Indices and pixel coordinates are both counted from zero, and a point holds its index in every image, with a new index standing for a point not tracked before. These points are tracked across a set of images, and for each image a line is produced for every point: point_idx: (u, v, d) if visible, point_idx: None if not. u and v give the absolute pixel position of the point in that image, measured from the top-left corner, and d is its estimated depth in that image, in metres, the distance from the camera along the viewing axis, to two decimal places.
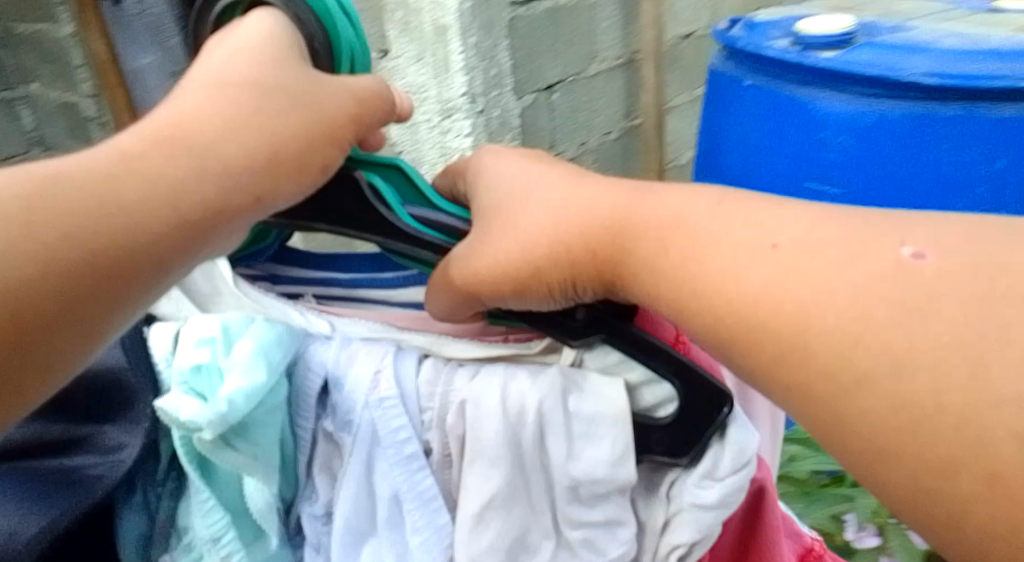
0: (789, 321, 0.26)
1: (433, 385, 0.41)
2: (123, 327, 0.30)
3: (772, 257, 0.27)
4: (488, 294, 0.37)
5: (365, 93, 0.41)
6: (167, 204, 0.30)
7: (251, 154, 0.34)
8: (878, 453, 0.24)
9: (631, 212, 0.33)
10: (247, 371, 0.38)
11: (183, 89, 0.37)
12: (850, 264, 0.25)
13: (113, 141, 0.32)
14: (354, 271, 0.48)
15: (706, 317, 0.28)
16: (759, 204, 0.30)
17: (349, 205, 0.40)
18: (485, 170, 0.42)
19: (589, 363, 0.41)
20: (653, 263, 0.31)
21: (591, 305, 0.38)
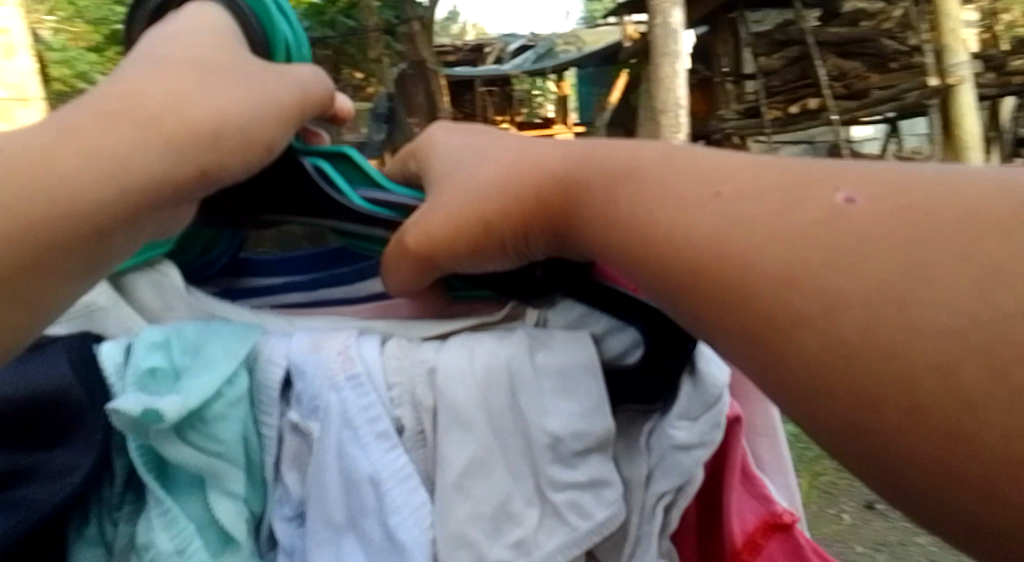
0: (734, 262, 0.27)
1: (403, 362, 0.41)
2: (70, 302, 0.32)
3: (716, 204, 0.28)
4: (444, 257, 0.37)
5: (313, 83, 0.41)
6: (104, 173, 0.30)
7: (193, 124, 0.33)
8: (813, 389, 0.25)
9: (580, 168, 0.34)
10: (211, 360, 0.39)
11: (125, 68, 0.36)
12: (786, 212, 0.26)
13: (73, 107, 0.33)
14: (311, 271, 0.48)
15: (663, 264, 0.29)
16: (705, 156, 0.31)
17: (306, 194, 0.41)
18: (434, 146, 0.42)
19: (553, 322, 0.42)
20: (606, 216, 0.32)
21: (546, 262, 0.40)
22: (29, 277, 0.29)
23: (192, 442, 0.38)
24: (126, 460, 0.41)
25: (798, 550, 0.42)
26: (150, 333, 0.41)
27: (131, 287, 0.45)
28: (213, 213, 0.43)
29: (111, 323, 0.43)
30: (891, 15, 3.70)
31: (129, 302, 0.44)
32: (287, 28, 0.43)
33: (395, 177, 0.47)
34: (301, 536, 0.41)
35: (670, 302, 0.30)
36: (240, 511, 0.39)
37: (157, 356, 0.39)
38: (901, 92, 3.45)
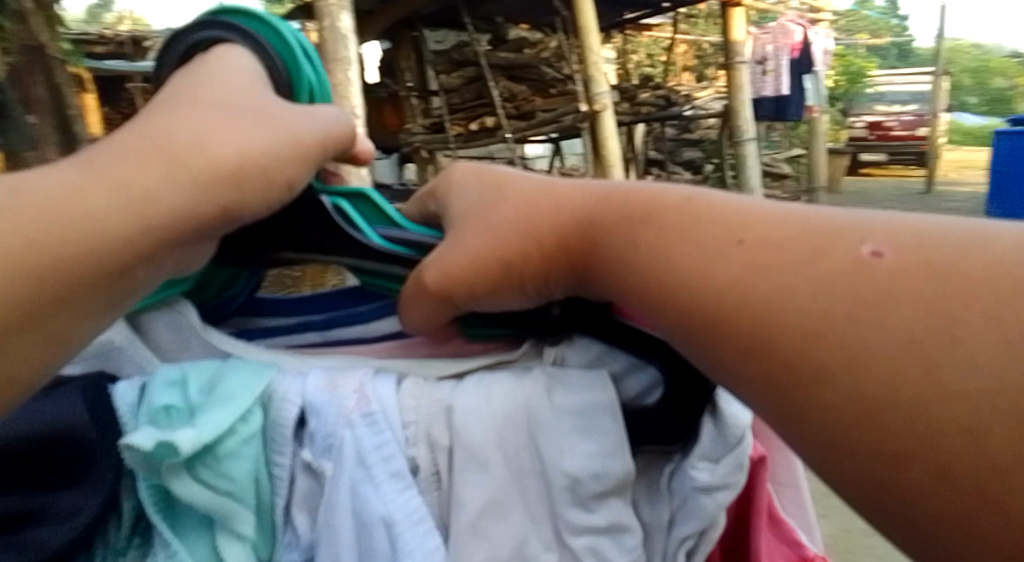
0: (757, 307, 0.26)
1: (421, 402, 0.40)
2: (96, 335, 0.33)
3: (737, 252, 0.28)
4: (461, 297, 0.37)
5: (337, 120, 0.40)
6: (133, 213, 0.31)
7: (219, 165, 0.34)
8: (833, 439, 0.24)
9: (600, 208, 0.34)
10: (227, 395, 0.39)
11: (152, 110, 0.37)
12: (811, 259, 0.26)
13: (104, 146, 0.34)
14: (327, 309, 0.48)
15: (683, 305, 0.29)
16: (728, 200, 0.31)
17: (324, 235, 0.41)
18: (452, 186, 0.43)
19: (572, 360, 0.41)
20: (625, 256, 0.32)
21: (564, 301, 0.40)
22: (54, 312, 0.30)
23: (202, 479, 0.38)
24: (134, 502, 0.40)
25: None
26: (165, 371, 0.41)
27: (148, 326, 0.44)
28: (230, 252, 0.43)
29: (128, 367, 0.43)
30: (546, 47, 4.29)
31: (145, 339, 0.44)
32: (311, 71, 0.44)
33: (414, 217, 0.47)
34: None
35: (690, 347, 0.29)
36: (249, 554, 0.39)
37: (172, 394, 0.39)
38: (560, 116, 3.43)
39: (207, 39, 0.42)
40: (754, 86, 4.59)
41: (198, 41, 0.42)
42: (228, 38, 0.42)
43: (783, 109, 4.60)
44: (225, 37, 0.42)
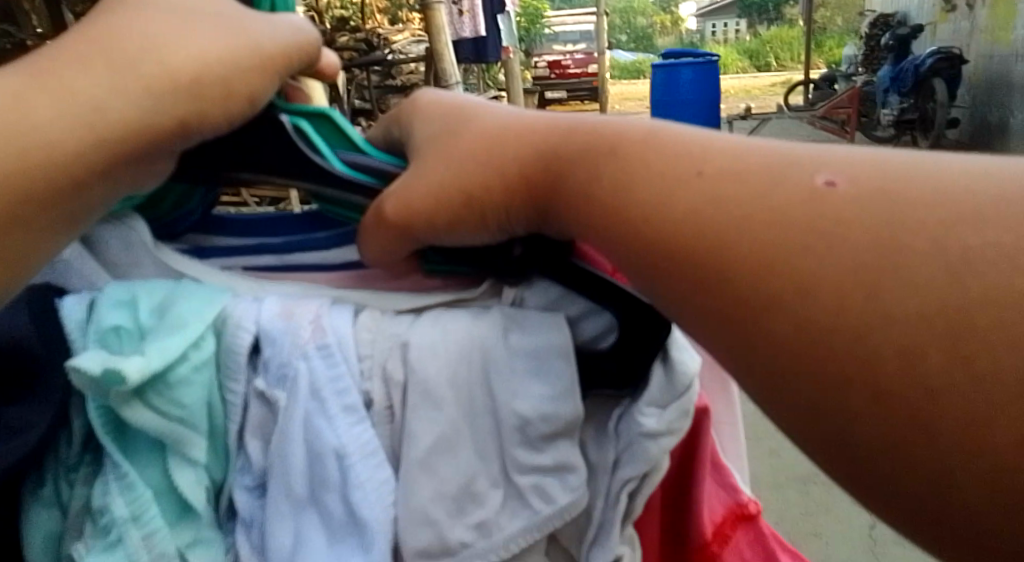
0: (709, 238, 0.26)
1: (377, 335, 0.40)
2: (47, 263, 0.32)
3: (698, 182, 0.28)
4: (422, 229, 0.37)
5: (305, 30, 0.37)
6: (83, 124, 0.30)
7: (172, 75, 0.32)
8: (775, 371, 0.25)
9: (560, 147, 0.33)
10: (180, 320, 0.38)
11: (99, 12, 0.35)
12: (760, 195, 0.26)
13: (53, 48, 0.33)
14: (285, 234, 0.47)
15: (643, 240, 0.29)
16: (692, 135, 0.31)
17: (280, 151, 0.39)
18: (417, 112, 0.42)
19: (530, 301, 0.41)
20: (584, 193, 0.31)
21: (525, 238, 0.39)
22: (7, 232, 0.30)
23: (154, 405, 0.37)
24: (83, 421, 0.40)
25: (761, 539, 0.43)
26: (116, 291, 0.40)
27: (99, 238, 0.43)
28: (186, 169, 0.41)
29: (73, 278, 0.43)
30: None
31: (92, 248, 0.43)
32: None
33: (377, 144, 0.46)
34: (261, 507, 0.40)
35: (642, 279, 0.29)
36: (202, 478, 0.39)
37: (123, 315, 0.38)
38: None
39: None
40: (450, 26, 4.57)
41: None
42: None
43: (479, 51, 4.61)
44: None
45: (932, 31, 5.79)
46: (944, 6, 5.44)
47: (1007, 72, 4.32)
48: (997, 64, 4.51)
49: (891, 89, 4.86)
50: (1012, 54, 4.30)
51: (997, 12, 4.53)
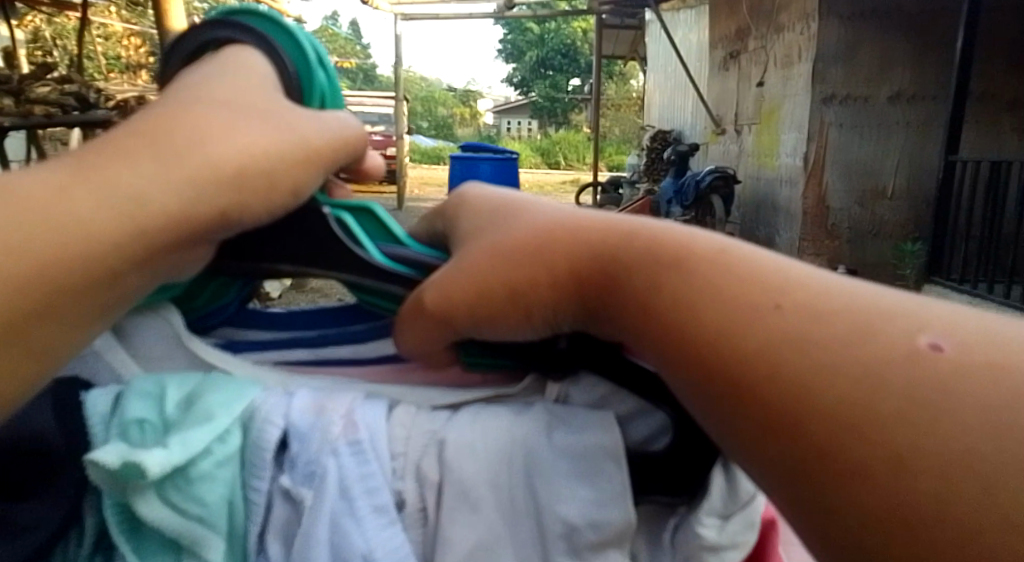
0: (789, 381, 0.25)
1: (412, 431, 0.38)
2: (75, 348, 0.31)
3: (778, 317, 0.27)
4: (462, 321, 0.37)
5: (350, 125, 0.38)
6: (125, 217, 0.30)
7: (218, 163, 0.32)
8: (863, 546, 0.23)
9: (622, 256, 0.33)
10: (208, 412, 0.36)
11: (159, 104, 0.35)
12: (858, 345, 0.25)
13: (112, 136, 0.32)
14: (320, 326, 0.47)
15: (720, 360, 0.27)
16: (762, 261, 0.30)
17: (326, 244, 0.40)
18: (463, 209, 0.44)
19: (576, 398, 0.40)
20: (650, 308, 0.31)
21: (572, 333, 0.39)
22: (33, 327, 0.29)
23: (171, 502, 0.34)
24: (97, 519, 0.37)
25: None
26: (142, 382, 0.37)
27: (131, 331, 0.41)
28: (227, 260, 0.41)
29: (96, 369, 0.41)
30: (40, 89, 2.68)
31: (121, 339, 0.41)
32: (324, 77, 0.42)
33: (421, 237, 0.48)
34: None
35: (700, 408, 0.29)
36: None
37: (148, 408, 0.36)
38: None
39: (219, 40, 0.40)
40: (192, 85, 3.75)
41: (209, 43, 0.41)
42: (240, 39, 0.40)
43: None
44: (237, 40, 0.40)
45: (706, 153, 5.33)
46: (712, 130, 5.08)
47: (772, 199, 3.92)
48: (763, 189, 4.10)
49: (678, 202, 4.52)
50: (775, 178, 3.92)
51: (760, 141, 4.16)
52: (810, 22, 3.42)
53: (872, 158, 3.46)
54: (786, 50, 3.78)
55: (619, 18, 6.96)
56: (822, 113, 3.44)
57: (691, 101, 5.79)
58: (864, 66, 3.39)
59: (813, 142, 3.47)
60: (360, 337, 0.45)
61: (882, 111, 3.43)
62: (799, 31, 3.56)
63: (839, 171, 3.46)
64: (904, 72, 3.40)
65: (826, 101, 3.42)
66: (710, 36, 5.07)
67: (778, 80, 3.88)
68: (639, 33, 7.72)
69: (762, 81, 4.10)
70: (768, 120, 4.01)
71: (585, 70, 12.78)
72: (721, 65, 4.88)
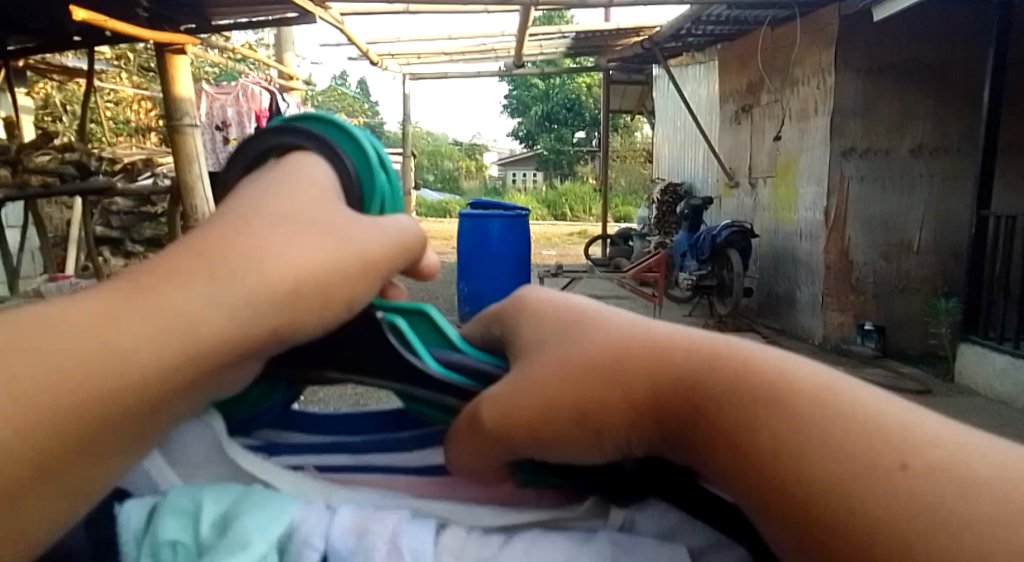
0: (918, 556, 0.21)
1: (462, 561, 0.34)
2: (113, 475, 0.29)
3: (903, 476, 0.23)
4: (522, 442, 0.34)
5: (407, 229, 0.37)
6: (180, 342, 0.28)
7: (275, 280, 0.30)
8: None
9: (701, 378, 0.30)
10: (240, 537, 0.33)
11: (219, 214, 0.34)
12: (1012, 524, 0.21)
13: (162, 258, 0.31)
14: (364, 431, 0.44)
15: (830, 517, 0.24)
16: (883, 403, 0.26)
17: (373, 349, 0.38)
18: (520, 310, 0.41)
19: (643, 526, 0.36)
20: (741, 448, 0.27)
21: (641, 457, 0.35)
22: (63, 464, 0.26)
23: None
24: None
25: None
26: (179, 496, 0.35)
27: (173, 436, 0.38)
28: (277, 365, 0.39)
29: (132, 479, 0.38)
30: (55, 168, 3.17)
31: (160, 446, 0.39)
32: (385, 179, 0.40)
33: (475, 341, 0.46)
34: None
35: None
36: None
37: (183, 528, 0.34)
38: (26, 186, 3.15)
39: (280, 146, 0.40)
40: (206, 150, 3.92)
41: (269, 151, 0.40)
42: (303, 145, 0.39)
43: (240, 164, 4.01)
44: (299, 147, 0.39)
45: (718, 208, 5.13)
46: (725, 182, 4.85)
47: (791, 253, 3.79)
48: (779, 243, 3.94)
49: (694, 257, 4.33)
50: (796, 232, 3.77)
51: (776, 194, 4.01)
52: (827, 75, 3.34)
53: (897, 214, 3.36)
54: (800, 102, 3.68)
55: (626, 73, 6.99)
56: (841, 167, 3.34)
57: (699, 155, 5.63)
58: (883, 117, 3.30)
59: (832, 196, 3.37)
60: (400, 443, 0.42)
61: (904, 165, 3.33)
62: (814, 84, 3.48)
63: (861, 225, 3.35)
64: (926, 126, 3.31)
65: (846, 155, 3.32)
66: (719, 89, 4.98)
67: (793, 134, 3.78)
68: (645, 86, 7.73)
69: (778, 134, 3.98)
70: (785, 174, 3.89)
71: (577, 126, 12.84)
72: (731, 118, 4.73)
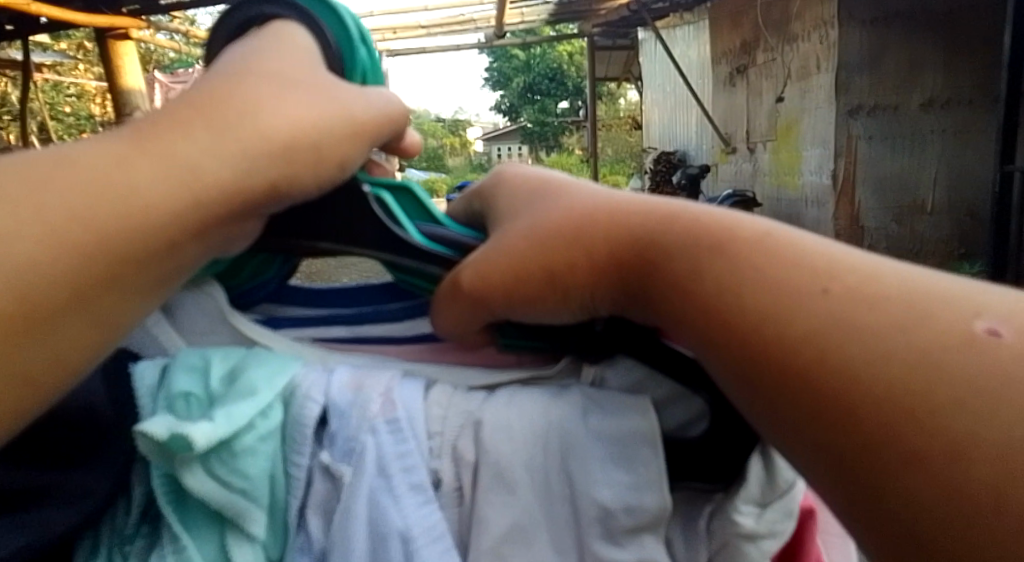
0: (842, 361, 0.26)
1: (449, 411, 0.38)
2: (140, 318, 0.32)
3: (829, 298, 0.27)
4: (498, 301, 0.37)
5: (394, 102, 0.39)
6: (179, 189, 0.30)
7: (271, 135, 0.32)
8: (912, 534, 0.24)
9: (664, 238, 0.33)
10: (252, 388, 0.36)
11: (212, 74, 0.35)
12: (909, 326, 0.26)
13: (162, 109, 0.33)
14: (358, 304, 0.47)
15: (769, 333, 0.28)
16: (816, 245, 0.31)
17: (365, 223, 0.40)
18: (498, 191, 0.44)
19: (612, 382, 0.40)
20: (689, 289, 0.31)
21: (609, 317, 0.39)
22: (88, 298, 0.29)
23: (218, 476, 0.35)
24: (144, 489, 0.37)
25: None
26: (189, 356, 0.38)
27: (176, 306, 0.42)
28: (273, 238, 0.41)
29: (142, 337, 0.41)
30: None
31: (165, 311, 0.42)
32: (366, 55, 0.42)
33: (459, 217, 0.48)
34: None
35: (743, 395, 0.29)
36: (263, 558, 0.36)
37: (195, 382, 0.37)
38: None
39: (265, 15, 0.41)
40: None
41: (256, 19, 0.41)
42: (285, 15, 0.40)
43: None
44: (281, 16, 0.40)
45: (716, 175, 4.85)
46: (722, 148, 4.60)
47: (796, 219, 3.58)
48: (785, 210, 3.73)
49: None
50: (800, 199, 3.55)
51: (778, 159, 3.78)
52: (828, 29, 3.10)
53: (907, 171, 3.09)
54: (801, 59, 3.43)
55: (608, 37, 6.65)
56: (848, 126, 3.10)
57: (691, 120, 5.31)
58: (890, 73, 3.03)
59: (841, 158, 3.12)
60: (393, 317, 0.46)
61: (914, 119, 3.06)
62: (816, 38, 3.24)
63: (871, 186, 3.09)
64: (936, 79, 3.03)
65: (851, 113, 3.07)
66: (708, 51, 4.70)
67: (795, 93, 3.53)
68: (631, 53, 7.40)
69: (779, 95, 3.71)
70: (786, 136, 3.64)
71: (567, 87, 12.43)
72: (724, 81, 4.44)
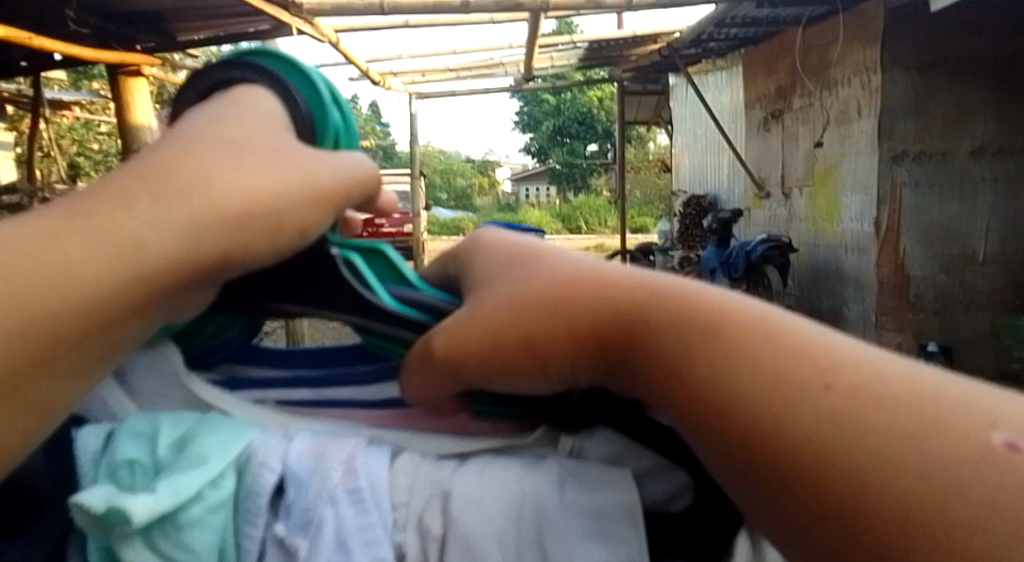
0: (834, 454, 0.24)
1: (416, 481, 0.36)
2: (80, 394, 0.30)
3: (825, 396, 0.25)
4: (472, 371, 0.35)
5: (364, 165, 0.38)
6: (122, 259, 0.29)
7: (224, 203, 0.31)
8: None
9: (649, 313, 0.32)
10: (203, 456, 0.34)
11: (170, 139, 0.34)
12: (913, 423, 0.23)
13: (112, 174, 0.32)
14: (328, 367, 0.45)
15: (760, 424, 0.26)
16: (812, 333, 0.29)
17: (333, 284, 0.39)
18: (477, 252, 0.42)
19: (590, 454, 0.38)
20: (675, 372, 0.30)
21: (586, 387, 0.36)
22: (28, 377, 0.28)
23: (160, 551, 0.32)
24: None
25: None
26: (137, 422, 0.36)
27: (127, 370, 0.40)
28: (232, 298, 0.40)
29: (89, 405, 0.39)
30: None
31: (116, 377, 0.40)
32: (338, 117, 0.41)
33: (433, 280, 0.47)
34: None
35: (733, 484, 0.28)
36: None
37: (141, 448, 0.35)
38: None
39: (228, 81, 0.40)
40: None
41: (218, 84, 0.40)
42: (254, 79, 0.40)
43: None
44: (246, 80, 0.40)
45: (749, 221, 4.78)
46: (755, 194, 4.58)
47: (837, 268, 3.51)
48: (823, 258, 3.70)
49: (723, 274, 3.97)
50: (840, 246, 3.50)
51: (816, 206, 3.77)
52: (871, 74, 3.05)
53: (956, 222, 3.02)
54: (840, 105, 3.41)
55: (639, 81, 6.72)
56: (892, 173, 3.03)
57: (725, 164, 5.29)
58: (938, 117, 2.97)
59: (884, 205, 3.05)
60: (368, 380, 0.44)
61: (962, 168, 3.00)
62: (856, 83, 3.21)
63: (917, 236, 3.02)
64: (986, 126, 2.99)
65: (896, 159, 3.00)
66: (743, 96, 4.72)
67: (834, 141, 3.50)
68: (659, 96, 7.44)
69: (818, 140, 3.70)
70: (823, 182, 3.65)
71: (597, 134, 12.53)
72: (759, 125, 4.47)
